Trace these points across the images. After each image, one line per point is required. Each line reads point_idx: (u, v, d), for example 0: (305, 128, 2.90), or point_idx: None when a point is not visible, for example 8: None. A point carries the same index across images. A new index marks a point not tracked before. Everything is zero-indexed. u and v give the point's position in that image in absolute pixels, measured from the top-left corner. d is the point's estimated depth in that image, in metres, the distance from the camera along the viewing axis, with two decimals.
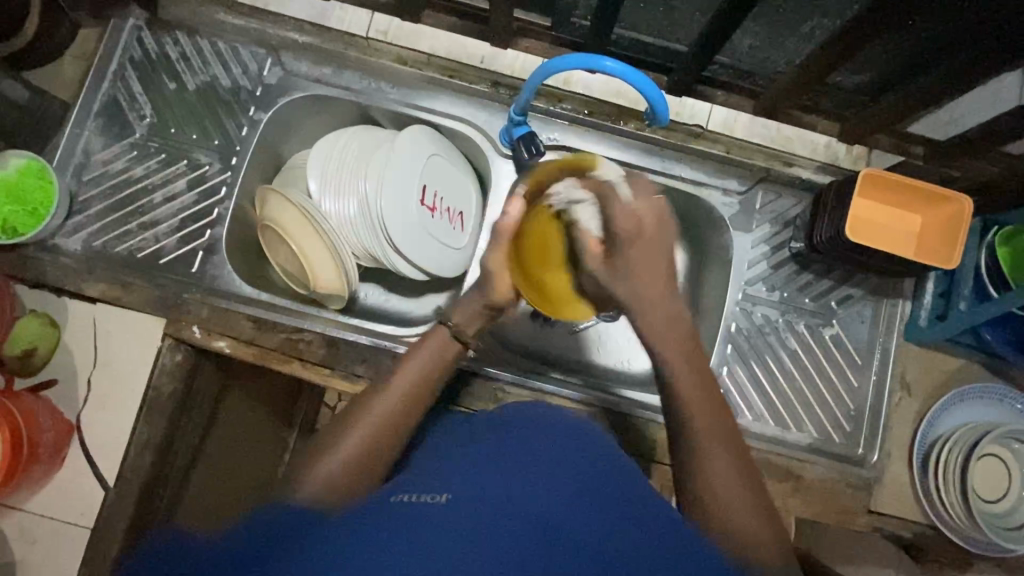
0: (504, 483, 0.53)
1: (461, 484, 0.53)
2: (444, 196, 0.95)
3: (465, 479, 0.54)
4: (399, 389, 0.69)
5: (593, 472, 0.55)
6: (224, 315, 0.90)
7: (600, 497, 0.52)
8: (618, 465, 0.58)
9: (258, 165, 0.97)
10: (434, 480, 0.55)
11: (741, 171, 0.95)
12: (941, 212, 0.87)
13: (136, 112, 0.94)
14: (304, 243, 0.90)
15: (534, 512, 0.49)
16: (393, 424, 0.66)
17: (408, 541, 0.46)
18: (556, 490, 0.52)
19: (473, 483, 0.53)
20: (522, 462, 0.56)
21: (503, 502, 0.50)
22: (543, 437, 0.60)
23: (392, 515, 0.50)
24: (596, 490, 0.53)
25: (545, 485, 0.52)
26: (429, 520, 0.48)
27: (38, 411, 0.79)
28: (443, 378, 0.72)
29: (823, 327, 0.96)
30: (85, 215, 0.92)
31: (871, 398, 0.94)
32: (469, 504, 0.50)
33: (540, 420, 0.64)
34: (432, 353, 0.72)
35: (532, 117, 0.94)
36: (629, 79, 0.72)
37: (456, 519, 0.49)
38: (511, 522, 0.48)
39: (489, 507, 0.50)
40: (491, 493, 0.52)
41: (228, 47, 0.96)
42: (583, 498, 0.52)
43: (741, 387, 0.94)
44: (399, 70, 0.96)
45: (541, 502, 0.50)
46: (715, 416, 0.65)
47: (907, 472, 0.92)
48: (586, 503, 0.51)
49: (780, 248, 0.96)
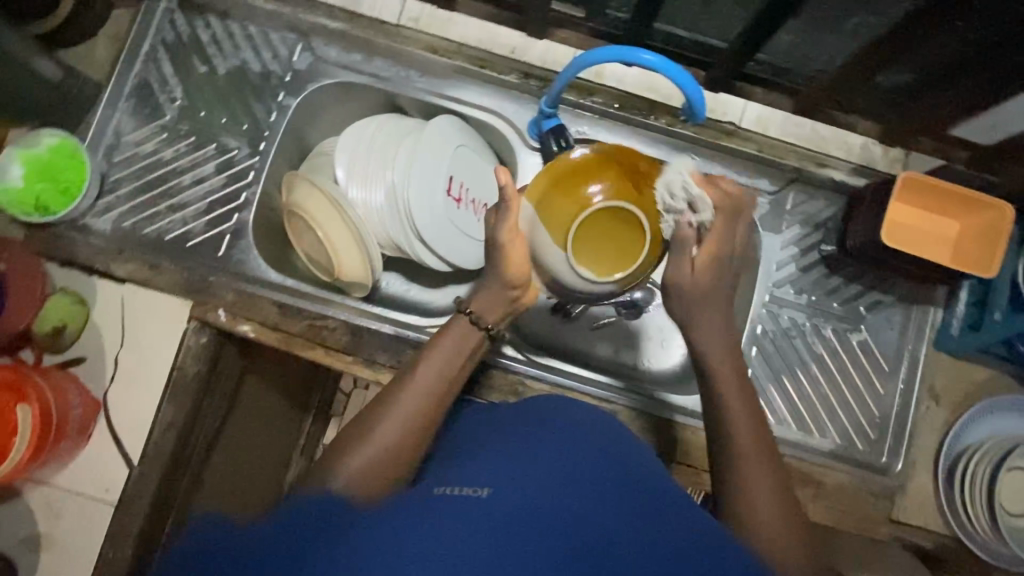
0: (543, 483, 0.51)
1: (497, 478, 0.52)
2: (470, 186, 0.94)
3: (497, 476, 0.53)
4: (425, 379, 0.69)
5: (626, 473, 0.55)
6: (249, 300, 0.90)
7: (636, 503, 0.51)
8: (649, 468, 0.58)
9: (286, 151, 0.97)
10: (465, 475, 0.54)
11: (772, 170, 0.93)
12: (979, 220, 0.84)
13: (167, 94, 0.95)
14: (330, 231, 0.90)
15: (571, 513, 0.48)
16: (421, 415, 0.66)
17: (458, 539, 0.45)
18: (601, 491, 0.51)
19: (508, 481, 0.51)
20: (557, 461, 0.54)
21: (541, 498, 0.49)
22: (574, 436, 0.59)
23: (427, 510, 0.48)
24: (630, 497, 0.51)
25: (580, 487, 0.51)
26: (463, 517, 0.47)
27: (67, 388, 0.80)
28: (463, 370, 0.73)
29: (850, 332, 0.94)
30: (115, 195, 0.92)
31: (897, 406, 0.92)
32: (502, 501, 0.49)
33: (570, 419, 0.62)
34: (454, 343, 0.73)
35: (561, 109, 0.93)
36: (667, 73, 0.71)
37: (491, 519, 0.47)
38: (548, 523, 0.47)
39: (524, 507, 0.48)
40: (528, 490, 0.50)
41: (259, 31, 0.96)
42: (620, 505, 0.50)
43: (764, 390, 0.93)
44: (428, 59, 0.95)
45: (579, 507, 0.49)
46: (754, 416, 0.67)
47: (932, 482, 0.90)
48: (619, 508, 0.50)
49: (809, 250, 0.95)
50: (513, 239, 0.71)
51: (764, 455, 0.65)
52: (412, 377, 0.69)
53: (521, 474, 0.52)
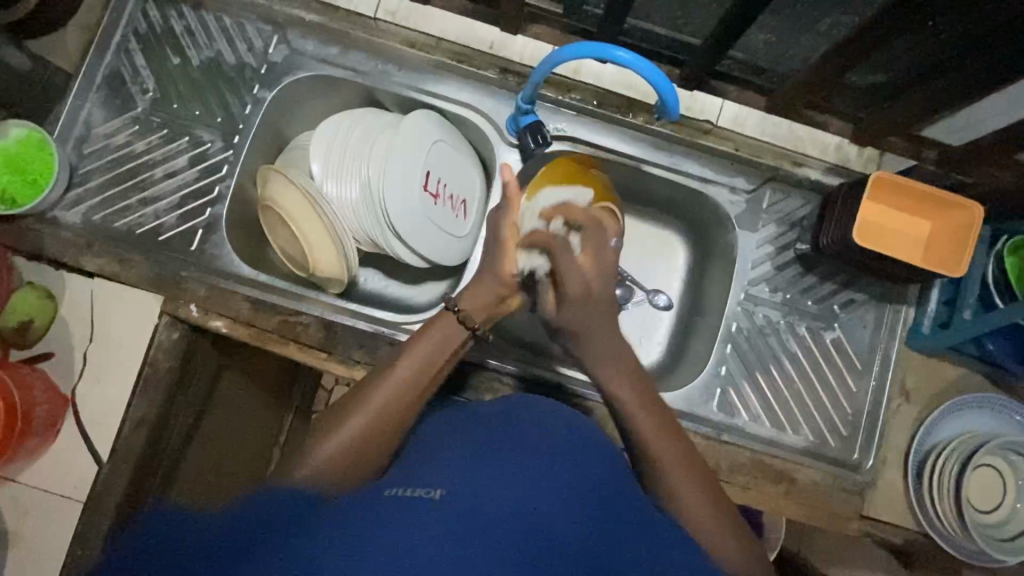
0: (509, 485, 0.51)
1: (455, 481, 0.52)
2: (448, 182, 0.94)
3: (464, 475, 0.53)
4: (405, 371, 0.69)
5: (586, 476, 0.54)
6: (222, 295, 0.89)
7: (599, 505, 0.51)
8: (618, 471, 0.58)
9: (261, 145, 0.96)
10: (430, 474, 0.54)
11: (749, 169, 0.94)
12: (950, 219, 0.85)
13: (139, 86, 0.93)
14: (305, 226, 0.89)
15: (534, 516, 0.48)
16: (395, 410, 0.66)
17: (411, 540, 0.44)
18: (558, 495, 0.51)
19: (474, 482, 0.51)
20: (525, 463, 0.54)
21: (506, 500, 0.49)
22: (545, 436, 0.59)
23: (389, 507, 0.48)
24: (587, 503, 0.51)
25: (545, 489, 0.51)
26: (426, 515, 0.47)
27: (32, 384, 0.79)
28: (445, 366, 0.72)
29: (824, 330, 0.95)
30: (85, 188, 0.91)
31: (869, 404, 0.93)
32: (459, 504, 0.48)
33: (541, 421, 0.62)
34: (434, 337, 0.72)
35: (539, 105, 0.93)
36: (639, 70, 0.71)
37: (453, 518, 0.47)
38: (509, 524, 0.47)
39: (487, 508, 0.48)
40: (492, 492, 0.50)
41: (234, 23, 0.95)
42: (583, 507, 0.50)
43: (738, 388, 0.93)
44: (406, 53, 0.95)
45: (544, 509, 0.49)
46: (673, 436, 0.67)
47: (901, 479, 0.91)
48: (583, 510, 0.50)
49: (785, 249, 0.95)
50: (505, 234, 0.80)
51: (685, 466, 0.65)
52: (391, 371, 0.69)
53: (487, 475, 0.52)
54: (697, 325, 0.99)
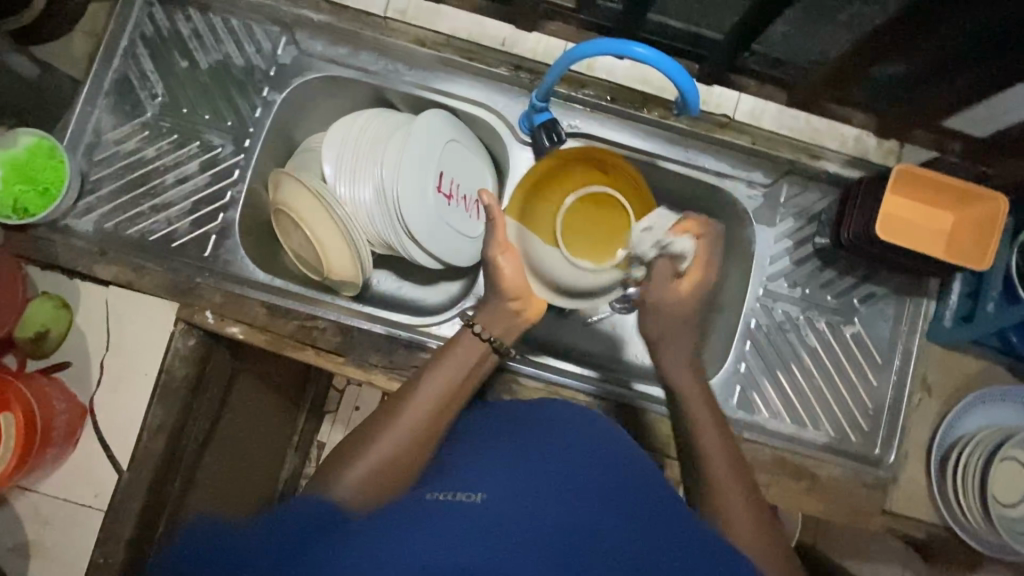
0: (545, 492, 0.50)
1: (490, 485, 0.51)
2: (461, 182, 0.93)
3: (499, 482, 0.52)
4: (434, 388, 0.68)
5: (619, 480, 0.54)
6: (237, 300, 0.89)
7: (637, 512, 0.51)
8: (652, 475, 0.57)
9: (272, 148, 0.95)
10: (463, 482, 0.53)
11: (766, 163, 0.92)
12: (974, 211, 0.84)
13: (147, 91, 0.92)
14: (319, 230, 0.88)
15: (573, 522, 0.47)
16: (424, 426, 0.65)
17: (449, 541, 0.44)
18: (594, 498, 0.51)
19: (509, 488, 0.51)
20: (560, 469, 0.53)
21: (544, 507, 0.48)
22: (575, 442, 0.58)
23: (427, 515, 0.47)
24: (623, 504, 0.51)
25: (582, 496, 0.50)
26: (466, 522, 0.46)
27: (51, 393, 0.79)
28: (473, 381, 0.72)
29: (844, 325, 0.94)
30: (96, 195, 0.90)
31: (890, 398, 0.92)
32: (495, 508, 0.48)
33: (570, 427, 0.61)
34: (463, 354, 0.72)
35: (552, 102, 0.92)
36: (659, 66, 0.69)
37: (493, 526, 0.46)
38: (550, 531, 0.46)
39: (526, 516, 0.47)
40: (530, 499, 0.49)
41: (242, 25, 0.94)
42: (622, 513, 0.50)
43: (759, 385, 0.93)
44: (415, 51, 0.93)
45: (583, 515, 0.48)
46: (746, 490, 0.64)
47: (924, 474, 0.91)
48: (623, 517, 0.49)
49: (803, 243, 0.94)
50: (503, 252, 0.75)
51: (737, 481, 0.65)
52: (420, 386, 0.68)
53: (523, 481, 0.52)
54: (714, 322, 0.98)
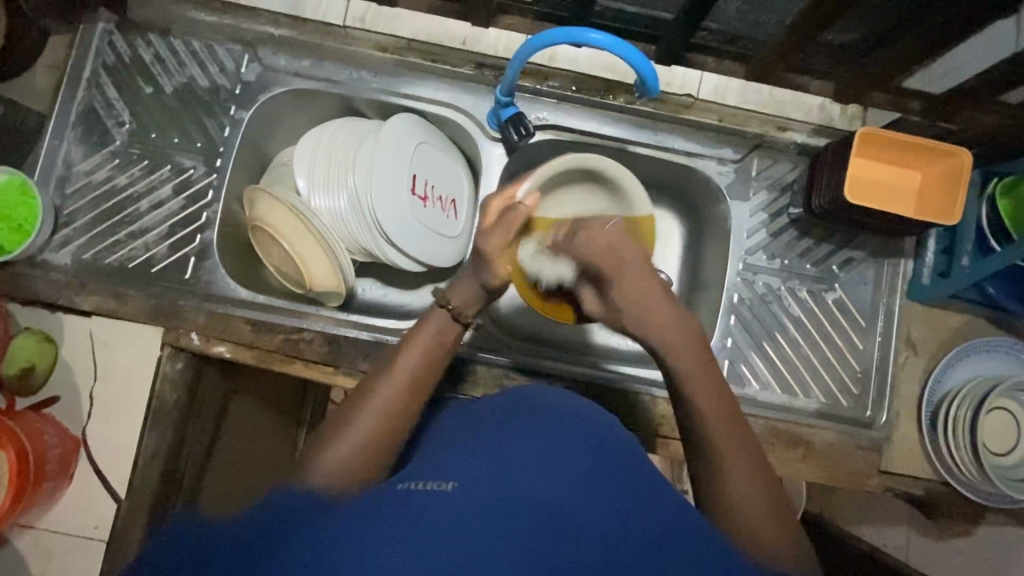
0: (516, 471, 0.51)
1: (463, 473, 0.51)
2: (435, 183, 0.93)
3: (470, 464, 0.53)
4: (403, 373, 0.69)
5: (597, 459, 0.54)
6: (221, 320, 0.89)
7: (610, 489, 0.51)
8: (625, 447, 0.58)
9: (244, 165, 0.95)
10: (434, 469, 0.54)
11: (735, 138, 0.94)
12: (940, 168, 0.85)
13: (114, 119, 0.92)
14: (297, 243, 0.88)
15: (543, 500, 0.48)
16: (400, 403, 0.67)
17: (414, 528, 0.45)
18: (568, 479, 0.50)
19: (482, 469, 0.51)
20: (534, 449, 0.54)
21: (516, 487, 0.49)
22: (549, 420, 0.59)
23: (400, 504, 0.48)
24: (598, 484, 0.51)
25: (556, 473, 0.51)
26: (434, 508, 0.47)
27: (42, 428, 0.79)
28: (441, 363, 0.73)
29: (825, 292, 0.95)
30: (72, 228, 0.90)
31: (878, 360, 0.93)
32: (465, 495, 0.48)
33: (544, 404, 0.62)
34: (431, 339, 0.73)
35: (518, 97, 0.93)
36: (616, 51, 0.70)
37: (464, 508, 0.47)
38: (520, 510, 0.47)
39: (496, 497, 0.48)
40: (499, 476, 0.50)
41: (203, 45, 0.94)
42: (591, 484, 0.51)
43: (746, 358, 0.93)
44: (378, 57, 0.94)
45: (555, 493, 0.49)
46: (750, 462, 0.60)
47: (917, 431, 0.92)
48: (592, 492, 0.50)
49: (778, 215, 0.95)
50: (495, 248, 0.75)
51: (757, 473, 0.60)
52: (387, 373, 0.69)
53: (495, 463, 0.52)
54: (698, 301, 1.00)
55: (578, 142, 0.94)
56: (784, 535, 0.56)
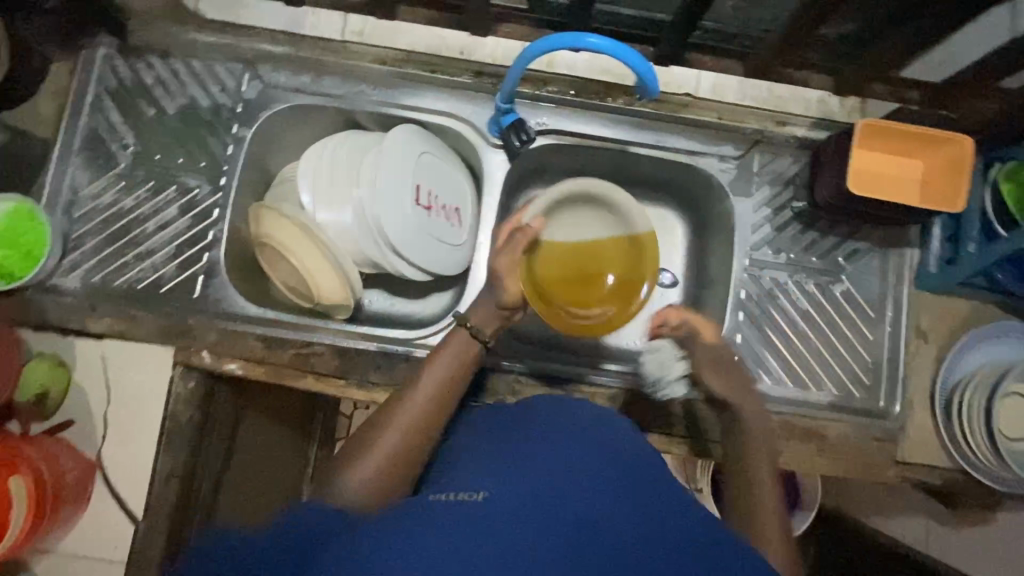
0: (547, 477, 0.51)
1: (492, 483, 0.51)
2: (439, 193, 0.94)
3: (497, 476, 0.52)
4: (428, 389, 0.72)
5: (627, 467, 0.54)
6: (232, 338, 0.89)
7: (644, 497, 0.51)
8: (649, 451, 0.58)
9: (249, 182, 0.96)
10: (461, 481, 0.54)
11: (735, 135, 0.94)
12: (942, 155, 0.85)
13: (118, 142, 0.93)
14: (305, 258, 0.88)
15: (576, 508, 0.48)
16: (424, 419, 0.69)
17: (451, 537, 0.44)
18: (601, 489, 0.50)
19: (510, 479, 0.51)
20: (560, 455, 0.54)
21: (548, 494, 0.49)
22: (571, 426, 0.59)
23: (432, 516, 0.47)
24: (631, 492, 0.51)
25: (587, 480, 0.51)
26: (468, 517, 0.47)
27: (57, 453, 0.79)
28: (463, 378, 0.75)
29: (832, 284, 0.95)
30: (80, 252, 0.91)
31: (888, 349, 0.93)
32: (497, 503, 0.48)
33: (564, 410, 0.62)
34: (454, 356, 0.75)
35: (518, 103, 0.93)
36: (616, 55, 0.71)
37: (499, 518, 0.47)
38: (554, 518, 0.47)
39: (529, 505, 0.48)
40: (531, 485, 0.50)
41: (204, 66, 0.95)
42: (624, 493, 0.51)
43: (757, 354, 0.93)
44: (377, 70, 0.95)
45: (588, 500, 0.49)
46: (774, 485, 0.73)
47: (931, 420, 0.91)
48: (626, 500, 0.50)
49: (781, 209, 0.95)
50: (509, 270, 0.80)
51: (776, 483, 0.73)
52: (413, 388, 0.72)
53: (522, 472, 0.52)
54: (706, 298, 1.00)
55: (580, 146, 0.95)
56: (789, 547, 0.67)
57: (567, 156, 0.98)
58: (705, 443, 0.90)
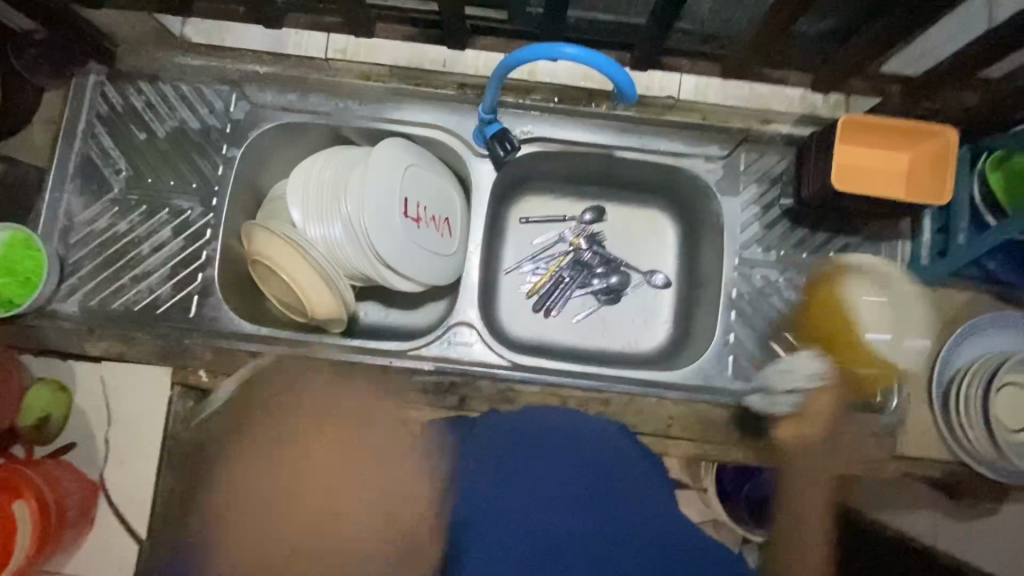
0: (533, 509, 0.62)
1: (485, 521, 0.62)
2: (427, 205, 0.94)
3: (489, 516, 0.62)
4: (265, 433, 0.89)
5: (604, 489, 0.64)
6: (230, 355, 0.91)
7: (618, 511, 0.63)
8: (603, 454, 0.67)
9: (240, 201, 0.97)
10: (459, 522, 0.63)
11: (719, 136, 0.95)
12: (927, 147, 0.85)
13: (111, 167, 0.95)
14: (296, 274, 0.89)
15: (543, 532, 0.61)
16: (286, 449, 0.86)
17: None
18: (578, 513, 0.62)
19: (501, 521, 0.61)
20: (544, 490, 0.63)
21: (517, 524, 0.61)
22: (554, 462, 0.65)
23: (444, 569, 0.58)
24: (606, 515, 0.62)
25: (568, 505, 0.62)
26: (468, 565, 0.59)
27: (60, 475, 0.80)
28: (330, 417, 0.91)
29: (824, 280, 0.95)
30: (77, 277, 0.92)
31: (882, 343, 0.93)
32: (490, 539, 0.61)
33: (524, 423, 0.69)
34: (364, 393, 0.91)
35: (502, 112, 0.94)
36: (591, 63, 0.71)
37: (484, 560, 0.59)
38: (526, 549, 0.60)
39: (504, 538, 0.60)
40: (521, 525, 0.61)
41: (192, 88, 0.96)
42: (599, 513, 0.62)
43: (751, 352, 0.93)
44: (363, 86, 0.96)
45: (550, 523, 0.61)
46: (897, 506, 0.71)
47: (928, 413, 0.91)
48: (600, 520, 0.62)
49: (770, 207, 0.95)
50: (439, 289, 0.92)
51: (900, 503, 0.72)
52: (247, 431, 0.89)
53: (493, 506, 0.62)
54: (699, 298, 1.00)
55: (565, 152, 0.95)
56: None
57: (554, 163, 0.99)
58: (697, 443, 0.92)
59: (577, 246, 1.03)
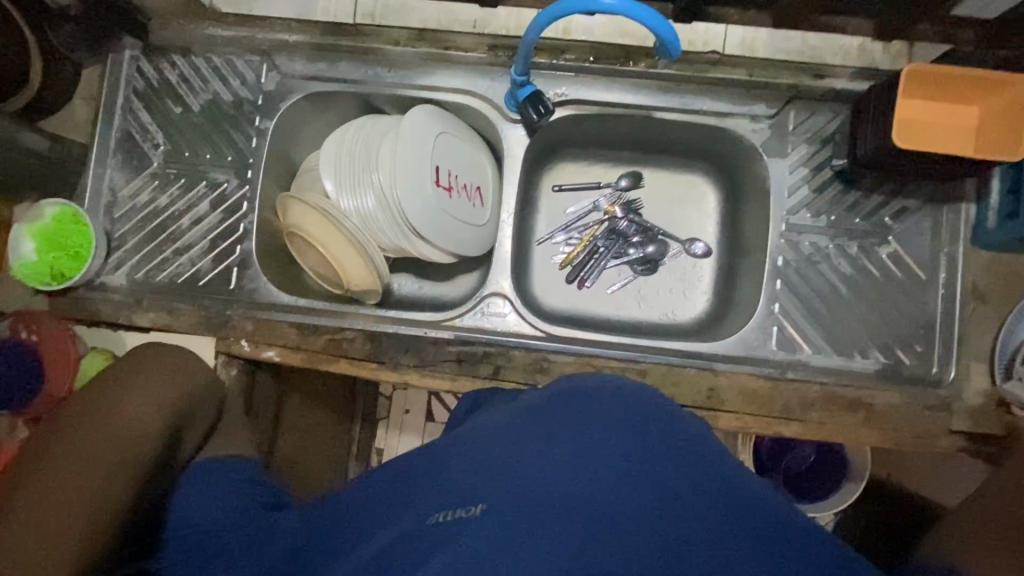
0: (554, 472, 0.51)
1: (492, 489, 0.52)
2: (459, 174, 0.92)
3: (496, 478, 0.53)
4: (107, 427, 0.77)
5: (641, 442, 0.54)
6: (269, 326, 0.92)
7: (662, 476, 0.52)
8: (650, 408, 0.58)
9: (275, 174, 0.97)
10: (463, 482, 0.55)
11: (767, 93, 0.89)
12: (1002, 99, 0.78)
13: (150, 142, 0.96)
14: (332, 245, 0.89)
15: (578, 496, 0.50)
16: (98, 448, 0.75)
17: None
18: (614, 484, 0.51)
19: (510, 476, 0.52)
20: (566, 444, 0.54)
21: (547, 491, 0.50)
22: (577, 416, 0.57)
23: (440, 538, 0.49)
24: (648, 477, 0.52)
25: (598, 471, 0.51)
26: (469, 540, 0.48)
27: None
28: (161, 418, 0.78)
29: (878, 246, 0.89)
30: (123, 250, 0.95)
31: (941, 312, 0.88)
32: (501, 534, 0.48)
33: (557, 387, 0.63)
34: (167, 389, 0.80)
35: (535, 74, 0.90)
36: (634, 15, 0.67)
37: (502, 533, 0.48)
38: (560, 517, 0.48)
39: (517, 550, 0.47)
40: (534, 490, 0.51)
41: (223, 60, 0.96)
42: (641, 484, 0.51)
43: (797, 322, 0.89)
44: (392, 52, 0.94)
45: (585, 487, 0.50)
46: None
47: (988, 385, 0.86)
48: (641, 488, 0.51)
49: (820, 169, 0.90)
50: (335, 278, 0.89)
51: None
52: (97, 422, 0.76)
53: (513, 463, 0.53)
54: (742, 266, 0.96)
55: (599, 115, 0.92)
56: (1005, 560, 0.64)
57: (589, 126, 0.95)
58: (742, 414, 0.87)
59: (612, 214, 1.00)
